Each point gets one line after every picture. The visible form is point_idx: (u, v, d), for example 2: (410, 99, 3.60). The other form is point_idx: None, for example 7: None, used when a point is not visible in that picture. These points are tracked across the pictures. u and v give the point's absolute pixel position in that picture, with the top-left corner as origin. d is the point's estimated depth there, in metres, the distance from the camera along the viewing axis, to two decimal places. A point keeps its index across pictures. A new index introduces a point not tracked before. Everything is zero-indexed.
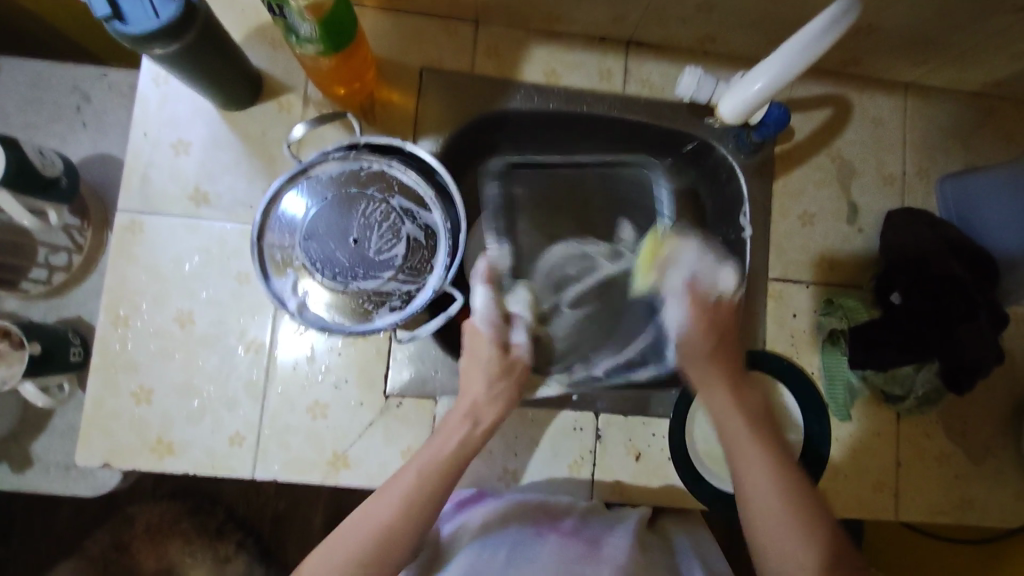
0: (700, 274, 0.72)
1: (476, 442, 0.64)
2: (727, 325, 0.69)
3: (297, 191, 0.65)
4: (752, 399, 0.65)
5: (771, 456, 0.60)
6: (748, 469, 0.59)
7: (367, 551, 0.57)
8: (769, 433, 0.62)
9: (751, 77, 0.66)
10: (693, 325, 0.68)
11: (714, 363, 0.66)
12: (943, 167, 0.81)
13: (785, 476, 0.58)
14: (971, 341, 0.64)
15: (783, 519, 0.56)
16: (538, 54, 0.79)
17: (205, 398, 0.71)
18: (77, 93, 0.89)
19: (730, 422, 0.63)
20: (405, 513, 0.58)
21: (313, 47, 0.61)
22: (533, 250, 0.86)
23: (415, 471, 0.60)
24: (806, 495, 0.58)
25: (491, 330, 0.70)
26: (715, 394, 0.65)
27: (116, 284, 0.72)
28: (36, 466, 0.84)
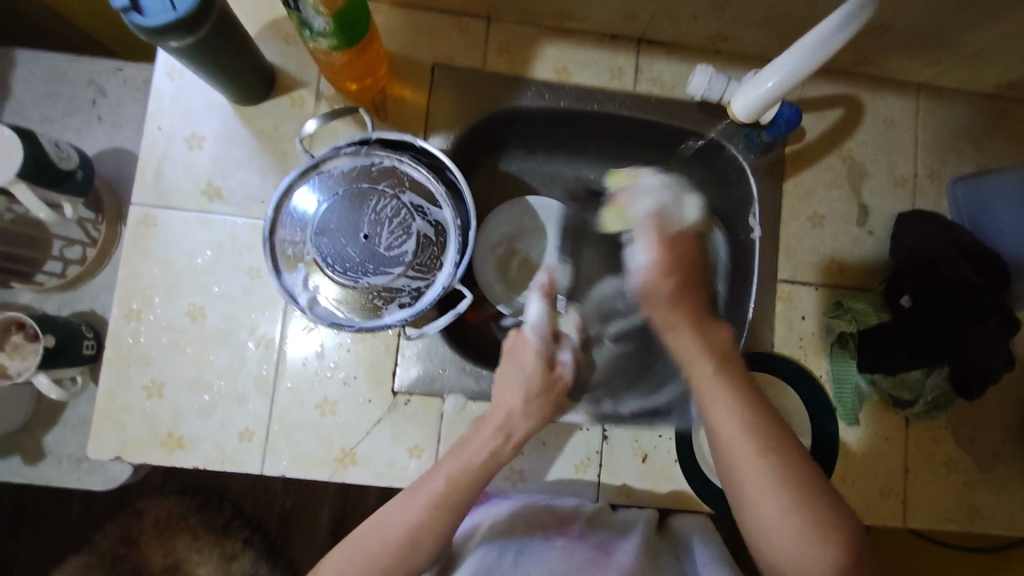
0: (670, 205, 0.68)
1: (507, 454, 0.61)
2: (687, 262, 0.64)
3: (309, 186, 0.65)
4: (717, 336, 0.61)
5: (739, 394, 0.57)
6: (714, 403, 0.57)
7: (391, 551, 0.55)
8: (736, 371, 0.59)
9: (763, 76, 0.65)
10: (655, 267, 0.63)
11: (678, 305, 0.62)
12: (955, 169, 0.80)
13: (755, 414, 0.55)
14: (979, 342, 0.65)
15: (750, 455, 0.53)
16: (549, 51, 0.79)
17: (215, 392, 0.72)
18: (93, 87, 0.90)
19: (694, 360, 0.59)
20: (431, 516, 0.57)
21: (327, 41, 0.62)
22: (591, 277, 0.84)
23: (444, 478, 0.58)
24: (772, 436, 0.54)
25: (539, 341, 0.67)
26: (678, 335, 0.61)
27: (130, 279, 0.73)
28: (48, 457, 0.85)
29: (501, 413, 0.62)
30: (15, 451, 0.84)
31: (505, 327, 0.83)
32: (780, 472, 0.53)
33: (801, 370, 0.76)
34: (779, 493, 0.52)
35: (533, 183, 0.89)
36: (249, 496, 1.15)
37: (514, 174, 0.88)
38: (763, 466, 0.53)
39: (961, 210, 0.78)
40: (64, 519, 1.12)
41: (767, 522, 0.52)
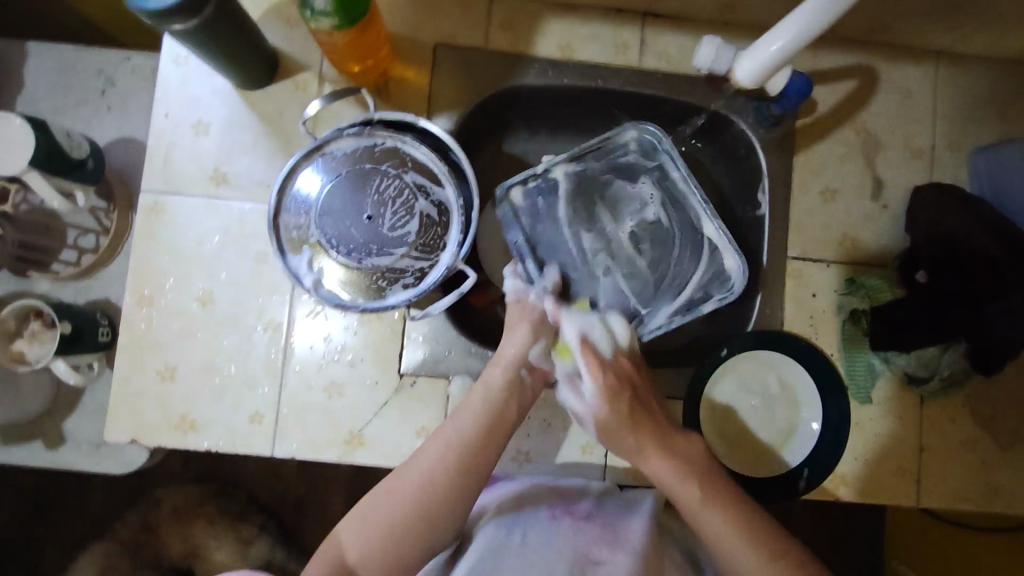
0: (590, 330, 0.69)
1: (502, 385, 0.66)
2: (626, 384, 0.66)
3: (313, 168, 0.65)
4: (689, 453, 0.64)
5: (733, 509, 0.60)
6: (713, 527, 0.59)
7: (407, 507, 0.60)
8: (722, 487, 0.62)
9: (767, 39, 0.59)
10: (601, 402, 0.65)
11: (637, 429, 0.64)
12: (976, 140, 0.77)
13: (744, 520, 0.59)
14: (1002, 321, 0.63)
15: (756, 563, 0.57)
16: (552, 28, 0.77)
17: (226, 376, 0.74)
18: (102, 77, 0.91)
19: (683, 490, 0.61)
20: (446, 460, 0.62)
21: (328, 21, 0.61)
22: (548, 208, 0.76)
23: (444, 442, 0.62)
24: (773, 533, 0.59)
25: (517, 299, 0.71)
26: (655, 464, 0.63)
27: (142, 266, 0.75)
28: (68, 442, 0.87)
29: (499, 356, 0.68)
30: (37, 437, 0.87)
31: None
32: (792, 567, 0.56)
33: (812, 348, 0.74)
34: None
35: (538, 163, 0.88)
36: (265, 482, 1.18)
37: (519, 156, 0.86)
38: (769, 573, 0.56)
39: (982, 182, 0.75)
40: (91, 503, 1.16)
41: None
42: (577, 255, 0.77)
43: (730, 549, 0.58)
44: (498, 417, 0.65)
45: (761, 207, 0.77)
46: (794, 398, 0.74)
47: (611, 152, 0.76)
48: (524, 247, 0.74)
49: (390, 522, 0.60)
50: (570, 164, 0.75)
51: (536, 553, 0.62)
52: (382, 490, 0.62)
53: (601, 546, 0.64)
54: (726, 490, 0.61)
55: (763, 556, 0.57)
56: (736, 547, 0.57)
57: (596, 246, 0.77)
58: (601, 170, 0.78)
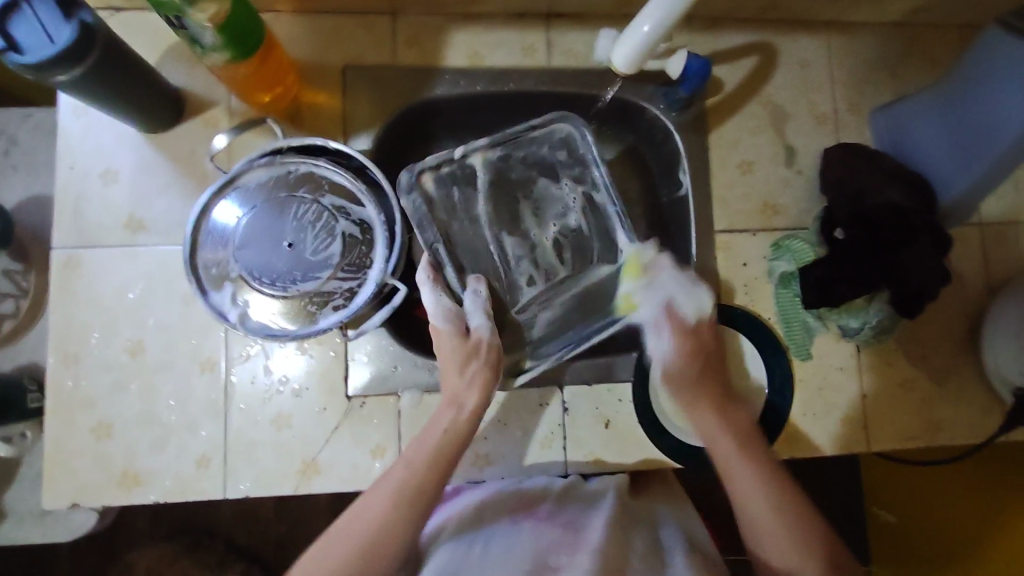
0: (673, 300, 0.67)
1: (461, 428, 0.63)
2: (710, 352, 0.66)
3: (226, 201, 0.64)
4: (739, 418, 0.65)
5: (767, 474, 0.62)
6: (742, 486, 0.62)
7: (364, 550, 0.58)
8: (759, 451, 0.63)
9: (639, 21, 0.60)
10: (676, 364, 0.66)
11: (699, 391, 0.65)
12: (872, 100, 0.81)
13: (775, 487, 0.61)
14: (913, 264, 0.66)
15: (769, 518, 0.60)
16: (459, 38, 0.78)
17: (166, 424, 0.70)
18: (3, 137, 0.87)
19: (719, 444, 0.64)
20: (397, 503, 0.59)
21: (220, 55, 0.61)
22: (466, 204, 0.72)
23: (404, 464, 0.62)
24: (794, 503, 0.61)
25: (449, 322, 0.66)
26: (704, 417, 0.65)
27: (63, 323, 0.71)
28: (9, 518, 0.82)
29: (446, 392, 0.64)
30: None
31: None
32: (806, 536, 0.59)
33: (747, 315, 0.76)
34: (793, 544, 0.59)
35: None
36: (243, 528, 1.13)
37: None
38: (781, 529, 0.60)
39: (883, 138, 0.79)
40: None
41: None
42: (498, 256, 0.73)
43: (754, 511, 0.61)
44: (451, 457, 0.62)
45: (685, 187, 0.79)
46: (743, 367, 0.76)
47: (539, 140, 0.73)
48: (443, 253, 0.69)
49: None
50: (489, 149, 0.72)
51: (493, 560, 0.62)
52: (331, 540, 0.59)
53: (561, 552, 0.63)
54: (763, 462, 0.63)
55: (777, 511, 0.60)
56: (756, 511, 0.61)
57: (519, 251, 0.74)
58: (523, 163, 0.74)
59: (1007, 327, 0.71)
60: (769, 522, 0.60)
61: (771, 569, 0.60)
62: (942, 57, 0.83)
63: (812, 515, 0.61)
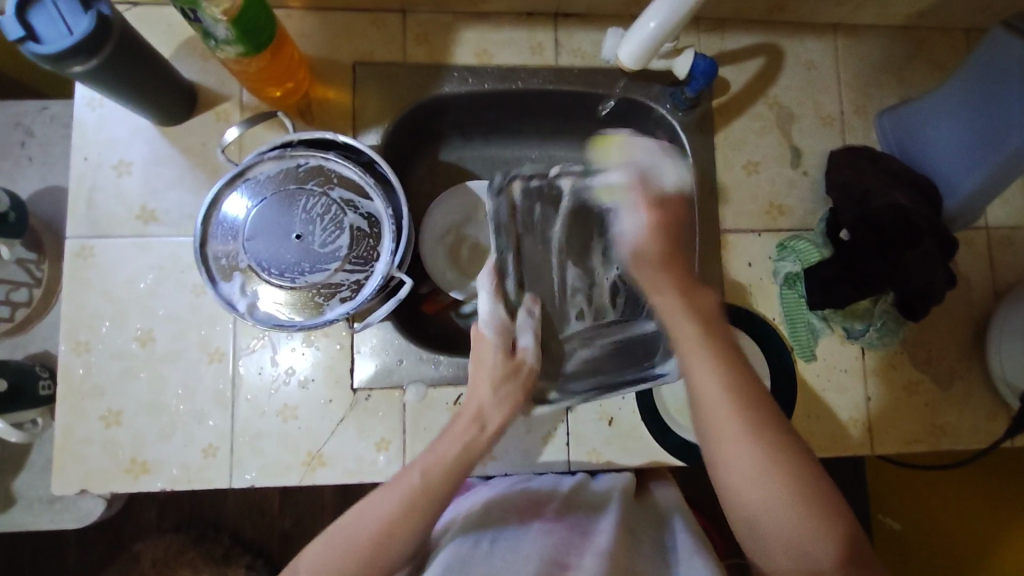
0: (649, 167, 0.69)
1: (482, 444, 0.62)
2: (676, 229, 0.64)
3: (237, 194, 0.65)
4: (704, 301, 0.60)
5: (724, 358, 0.56)
6: (697, 368, 0.56)
7: (366, 549, 0.57)
8: (720, 335, 0.58)
9: (643, 19, 0.62)
10: (647, 230, 0.63)
11: (666, 269, 0.61)
12: (879, 103, 0.81)
13: (733, 375, 0.55)
14: (918, 266, 0.66)
15: (727, 415, 0.53)
16: (468, 36, 0.79)
17: (174, 413, 0.71)
18: (20, 130, 0.89)
19: (680, 325, 0.58)
20: (406, 511, 0.58)
21: (234, 49, 0.62)
22: (541, 221, 0.75)
23: (419, 470, 0.59)
24: (752, 394, 0.54)
25: (496, 334, 0.68)
26: (666, 294, 0.60)
27: (74, 312, 0.72)
28: (17, 505, 0.83)
29: (474, 404, 0.64)
30: None
31: (465, 314, 0.84)
32: (758, 426, 0.53)
33: (753, 315, 0.76)
34: (750, 449, 0.52)
35: (476, 169, 0.89)
36: (248, 520, 1.14)
37: (456, 163, 0.88)
38: (738, 428, 0.53)
39: (889, 140, 0.79)
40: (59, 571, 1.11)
41: (749, 494, 0.52)
42: (557, 282, 0.76)
43: (706, 392, 0.55)
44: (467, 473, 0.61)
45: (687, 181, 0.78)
46: None
47: None
48: (509, 263, 0.72)
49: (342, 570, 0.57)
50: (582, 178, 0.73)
51: (501, 559, 0.59)
52: (332, 539, 0.58)
53: (571, 551, 0.60)
54: (724, 347, 0.57)
55: (737, 409, 0.53)
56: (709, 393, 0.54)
57: (579, 283, 0.77)
58: None
59: (1013, 331, 0.71)
60: (726, 424, 0.53)
61: (712, 457, 0.54)
62: (949, 60, 0.83)
63: (774, 419, 0.54)
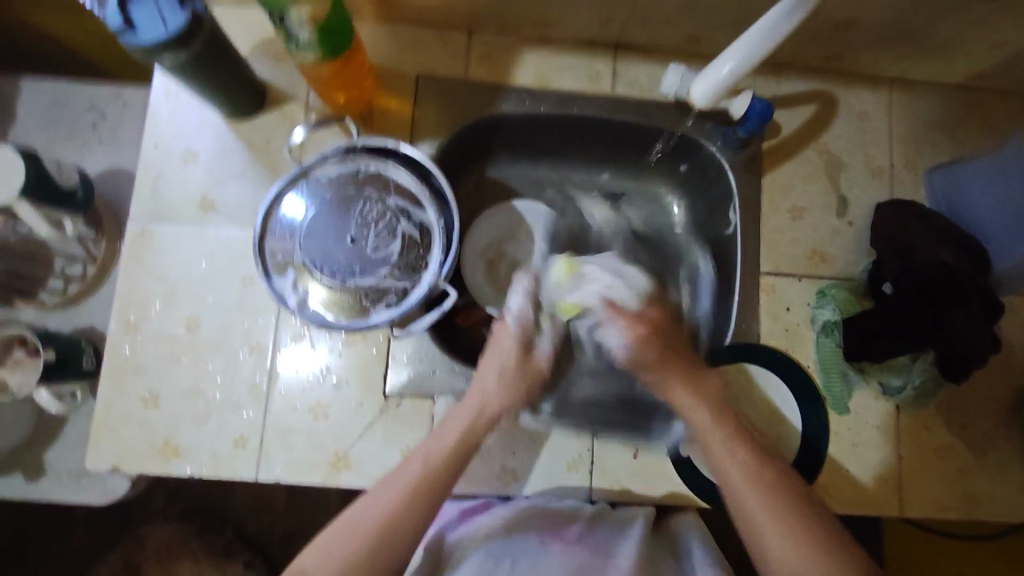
0: (618, 285, 0.71)
1: (478, 429, 0.64)
2: (666, 331, 0.68)
3: (297, 193, 0.68)
4: (713, 391, 0.65)
5: (744, 447, 0.61)
6: (721, 461, 0.60)
7: (371, 541, 0.58)
8: (734, 421, 0.63)
9: (720, 62, 0.66)
10: (634, 342, 0.67)
11: (666, 369, 0.66)
12: (931, 159, 0.81)
13: (755, 464, 0.59)
14: (960, 328, 0.66)
15: (760, 502, 0.57)
16: (529, 59, 0.82)
17: (210, 400, 0.74)
18: (94, 111, 0.94)
19: (697, 419, 0.63)
20: (409, 498, 0.60)
21: (312, 54, 0.65)
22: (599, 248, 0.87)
23: (421, 461, 0.62)
24: (777, 480, 0.59)
25: (519, 328, 0.69)
26: (678, 391, 0.65)
27: (128, 290, 0.75)
28: (49, 470, 0.86)
29: (477, 392, 0.66)
30: (19, 464, 0.86)
31: None
32: (789, 515, 0.57)
33: (787, 359, 0.76)
34: (780, 523, 0.56)
35: (521, 188, 0.91)
36: (252, 517, 1.16)
37: (502, 180, 0.91)
38: (768, 504, 0.57)
39: (938, 198, 0.79)
40: (70, 541, 1.13)
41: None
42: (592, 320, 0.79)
43: (734, 482, 0.59)
44: (466, 458, 0.64)
45: (733, 224, 0.81)
46: (778, 415, 0.76)
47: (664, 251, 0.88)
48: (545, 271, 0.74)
49: (344, 566, 0.58)
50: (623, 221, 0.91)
51: None
52: (337, 533, 0.59)
53: (593, 573, 0.63)
54: (741, 433, 0.62)
55: (767, 500, 0.57)
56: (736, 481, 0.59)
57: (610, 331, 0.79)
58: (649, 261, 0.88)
59: None
60: (756, 499, 0.58)
61: (754, 549, 0.57)
62: (1006, 122, 0.83)
63: (803, 499, 0.58)
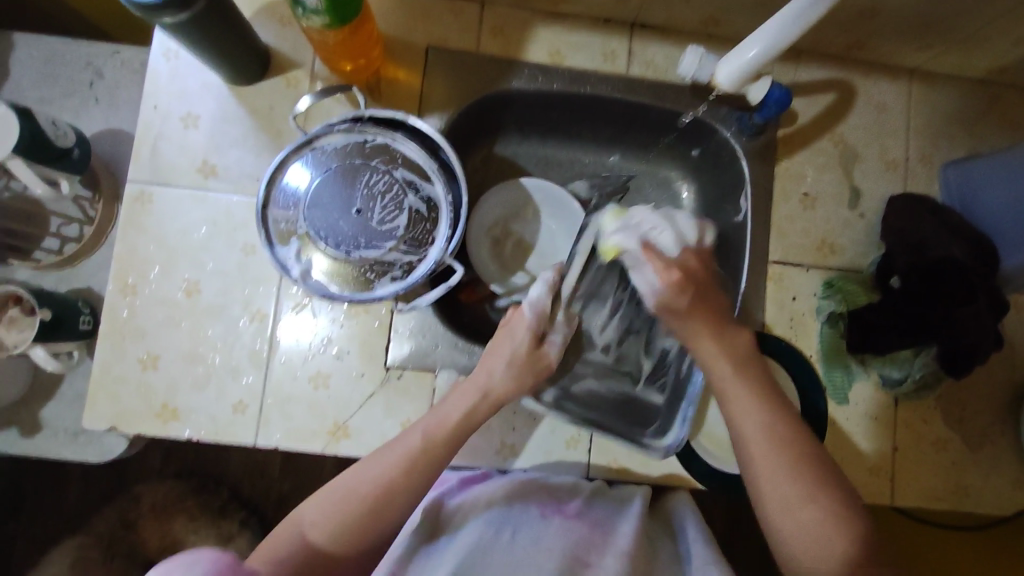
0: (655, 233, 0.69)
1: (483, 411, 0.65)
2: (699, 280, 0.66)
3: (302, 162, 0.66)
4: (739, 343, 0.64)
5: (762, 396, 0.60)
6: (736, 408, 0.60)
7: (365, 506, 0.58)
8: (756, 372, 0.62)
9: (746, 46, 0.64)
10: (667, 286, 0.65)
11: (695, 317, 0.64)
12: (946, 154, 0.80)
13: (770, 412, 0.59)
14: (969, 324, 0.65)
15: (768, 448, 0.57)
16: (543, 34, 0.79)
17: (211, 365, 0.73)
18: (90, 69, 0.91)
19: (717, 366, 0.63)
20: (405, 472, 0.60)
21: (319, 19, 0.62)
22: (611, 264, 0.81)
23: (422, 431, 0.62)
24: (788, 431, 0.58)
25: (534, 316, 0.71)
26: (699, 338, 0.64)
27: (126, 254, 0.74)
28: (42, 434, 0.85)
29: (485, 372, 0.67)
30: (11, 426, 0.85)
31: (499, 310, 0.84)
32: (795, 463, 0.56)
33: (791, 349, 0.76)
34: (792, 488, 0.55)
35: (529, 167, 0.90)
36: (247, 480, 1.16)
37: (510, 158, 0.89)
38: (779, 469, 0.56)
39: (951, 192, 0.78)
40: (62, 505, 1.13)
41: (789, 526, 0.55)
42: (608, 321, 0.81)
43: (746, 429, 0.59)
44: (466, 434, 0.64)
45: (743, 212, 0.79)
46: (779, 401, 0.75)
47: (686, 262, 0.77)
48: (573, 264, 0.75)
49: (342, 522, 0.57)
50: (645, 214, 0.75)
51: (522, 551, 0.61)
52: (332, 495, 0.59)
53: (592, 550, 0.62)
54: (761, 383, 0.61)
55: (776, 448, 0.57)
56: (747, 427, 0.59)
57: (618, 331, 0.81)
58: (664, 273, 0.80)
59: None
60: (770, 467, 0.56)
61: (756, 493, 0.57)
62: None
63: (812, 453, 0.57)
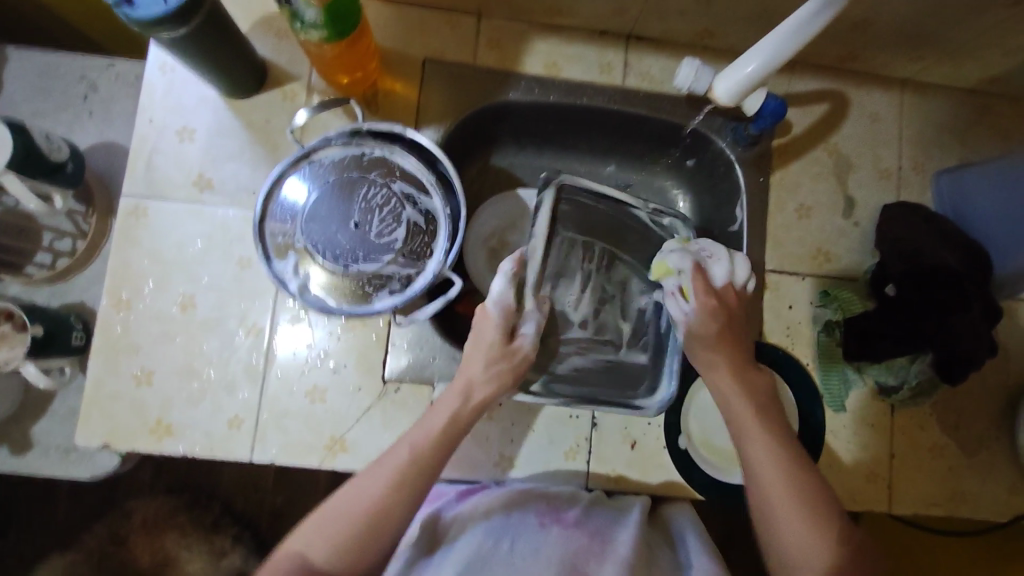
0: (707, 259, 0.68)
1: (464, 417, 0.63)
2: (732, 315, 0.67)
3: (299, 175, 0.66)
4: (757, 382, 0.65)
5: (777, 438, 0.61)
6: (754, 448, 0.61)
7: (360, 526, 0.57)
8: (772, 414, 0.63)
9: (743, 60, 0.64)
10: (699, 313, 0.66)
11: (721, 350, 0.66)
12: (938, 163, 0.81)
13: (785, 455, 0.60)
14: (965, 332, 0.65)
15: (784, 491, 0.58)
16: (540, 46, 0.80)
17: (206, 380, 0.72)
18: (84, 82, 0.90)
19: (737, 404, 0.63)
20: (397, 489, 0.59)
21: (318, 33, 0.62)
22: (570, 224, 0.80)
23: (409, 445, 0.61)
24: (801, 473, 0.60)
25: (501, 314, 0.66)
26: (720, 375, 0.65)
27: (120, 268, 0.73)
28: (34, 451, 0.84)
29: (462, 378, 0.65)
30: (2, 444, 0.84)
31: None
32: (808, 507, 0.58)
33: (787, 357, 0.76)
34: (805, 534, 0.57)
35: (525, 178, 0.90)
36: (240, 493, 1.14)
37: (507, 169, 0.89)
38: (795, 512, 0.57)
39: (944, 202, 0.79)
40: (52, 522, 1.11)
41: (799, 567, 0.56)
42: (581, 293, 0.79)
43: (764, 470, 0.59)
44: (452, 446, 0.63)
45: (739, 220, 0.80)
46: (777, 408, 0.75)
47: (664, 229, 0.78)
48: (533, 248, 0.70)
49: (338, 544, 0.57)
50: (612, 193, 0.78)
51: (522, 562, 0.61)
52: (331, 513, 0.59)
53: (591, 558, 0.63)
54: (776, 425, 0.63)
55: (791, 491, 0.58)
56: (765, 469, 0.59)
57: (592, 300, 0.80)
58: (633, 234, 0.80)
59: None
60: (784, 509, 0.58)
61: (768, 533, 0.58)
62: (1012, 128, 0.83)
63: (823, 496, 0.59)
